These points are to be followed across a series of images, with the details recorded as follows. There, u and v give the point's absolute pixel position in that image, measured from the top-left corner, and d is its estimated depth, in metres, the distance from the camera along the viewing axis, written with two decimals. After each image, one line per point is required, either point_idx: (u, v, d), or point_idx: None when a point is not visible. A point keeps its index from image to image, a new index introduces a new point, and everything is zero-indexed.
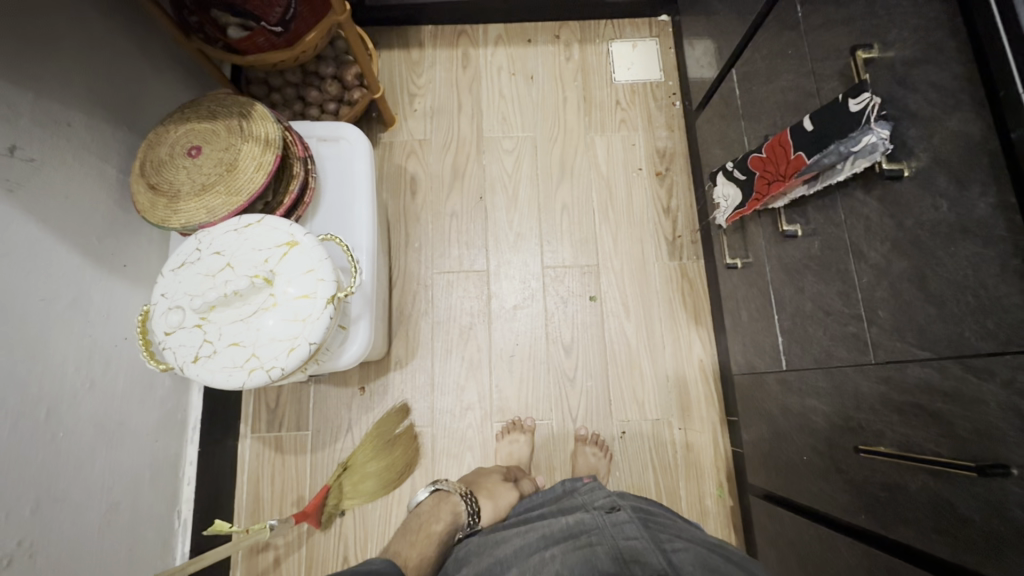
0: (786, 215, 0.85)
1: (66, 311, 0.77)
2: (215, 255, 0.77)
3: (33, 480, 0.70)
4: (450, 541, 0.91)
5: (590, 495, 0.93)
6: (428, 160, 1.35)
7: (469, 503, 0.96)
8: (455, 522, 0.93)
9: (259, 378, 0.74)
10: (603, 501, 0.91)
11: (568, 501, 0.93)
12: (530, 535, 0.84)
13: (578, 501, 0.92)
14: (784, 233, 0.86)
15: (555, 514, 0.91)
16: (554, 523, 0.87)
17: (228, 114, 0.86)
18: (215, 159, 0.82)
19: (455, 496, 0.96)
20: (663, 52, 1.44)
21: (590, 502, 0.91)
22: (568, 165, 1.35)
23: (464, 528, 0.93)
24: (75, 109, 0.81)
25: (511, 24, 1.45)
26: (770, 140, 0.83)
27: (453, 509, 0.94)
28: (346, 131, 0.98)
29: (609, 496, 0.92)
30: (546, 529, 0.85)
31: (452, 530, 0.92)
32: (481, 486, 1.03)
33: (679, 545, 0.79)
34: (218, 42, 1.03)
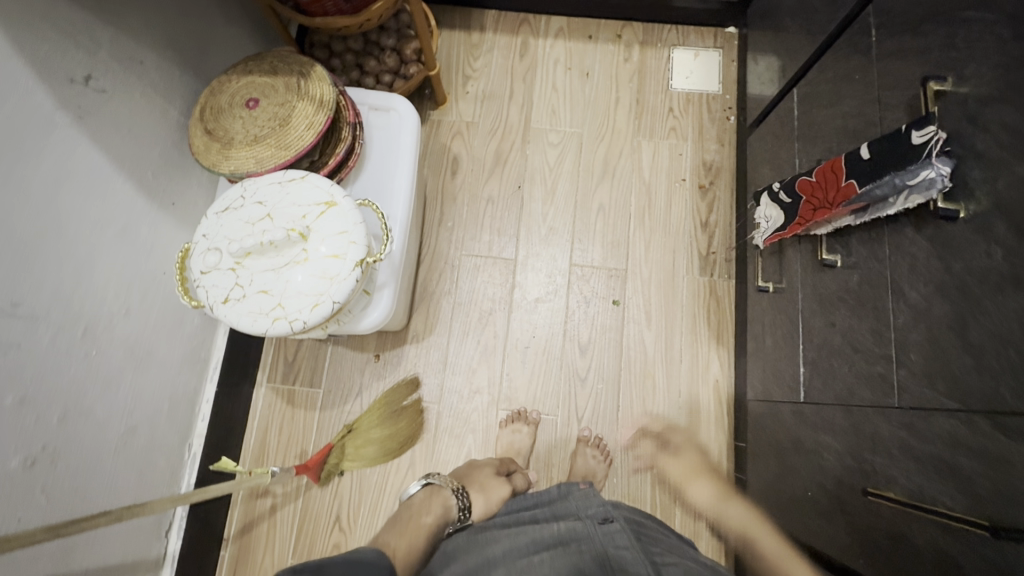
0: (827, 244, 0.83)
1: (114, 238, 0.81)
2: (257, 204, 0.80)
3: (64, 392, 0.74)
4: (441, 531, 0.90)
5: (584, 502, 0.93)
6: (473, 143, 1.35)
7: (460, 496, 0.95)
8: (447, 514, 0.92)
9: (281, 328, 0.76)
10: (597, 510, 0.91)
11: (561, 506, 0.94)
12: (519, 537, 0.85)
13: (572, 507, 0.93)
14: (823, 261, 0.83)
15: (548, 517, 0.91)
16: (545, 527, 0.87)
17: (288, 71, 0.88)
18: (270, 113, 0.84)
19: (446, 491, 0.96)
20: (725, 65, 1.41)
21: (584, 509, 0.91)
22: (611, 166, 1.34)
23: (455, 521, 0.92)
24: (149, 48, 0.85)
25: (575, 19, 1.44)
26: (822, 165, 0.81)
27: (444, 502, 0.94)
28: (398, 103, 1.00)
29: (602, 505, 0.92)
30: (536, 533, 0.86)
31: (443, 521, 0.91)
32: (472, 481, 1.02)
33: (668, 559, 0.79)
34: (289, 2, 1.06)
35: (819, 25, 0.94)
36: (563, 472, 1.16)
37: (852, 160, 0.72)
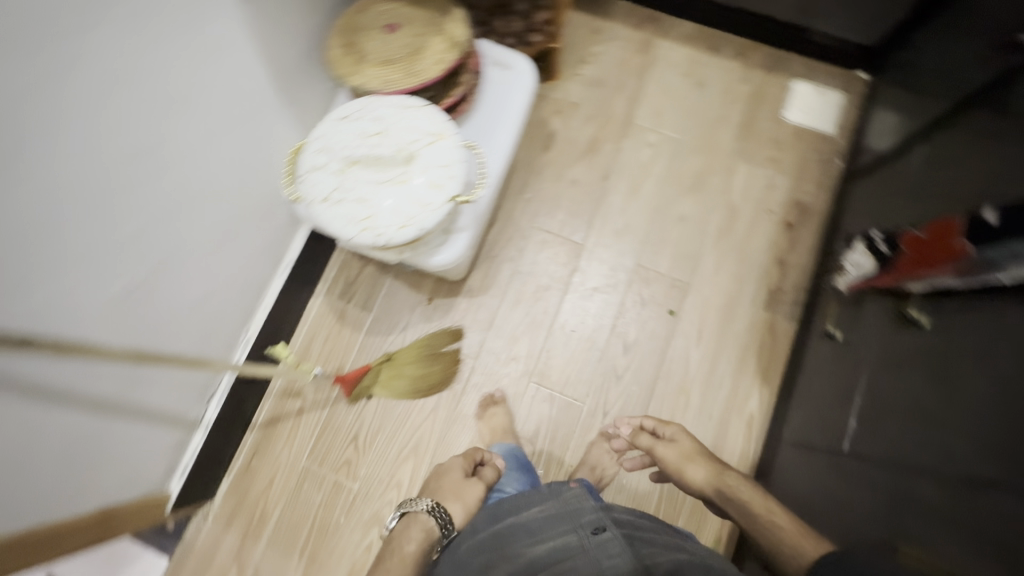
0: (916, 302, 0.80)
1: (241, 120, 0.88)
2: (374, 121, 0.84)
3: (166, 244, 0.81)
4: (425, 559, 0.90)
5: (578, 507, 0.92)
6: (572, 124, 1.37)
7: (437, 515, 0.93)
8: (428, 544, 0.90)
9: (367, 239, 0.80)
10: (587, 518, 0.90)
11: (551, 509, 0.93)
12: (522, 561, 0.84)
13: (562, 510, 0.92)
14: (908, 319, 0.80)
15: (543, 527, 0.89)
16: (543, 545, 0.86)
17: (431, 6, 0.92)
18: (406, 41, 0.88)
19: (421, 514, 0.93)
20: (846, 108, 1.36)
21: (574, 516, 0.91)
22: (702, 180, 1.32)
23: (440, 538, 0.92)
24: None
25: (704, 28, 1.43)
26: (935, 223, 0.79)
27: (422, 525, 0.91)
28: (518, 64, 1.02)
29: (595, 512, 0.91)
30: (532, 552, 0.85)
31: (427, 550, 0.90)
32: (444, 488, 0.99)
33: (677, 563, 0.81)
34: None
35: (965, 83, 0.90)
36: (574, 460, 1.17)
37: (976, 224, 0.70)
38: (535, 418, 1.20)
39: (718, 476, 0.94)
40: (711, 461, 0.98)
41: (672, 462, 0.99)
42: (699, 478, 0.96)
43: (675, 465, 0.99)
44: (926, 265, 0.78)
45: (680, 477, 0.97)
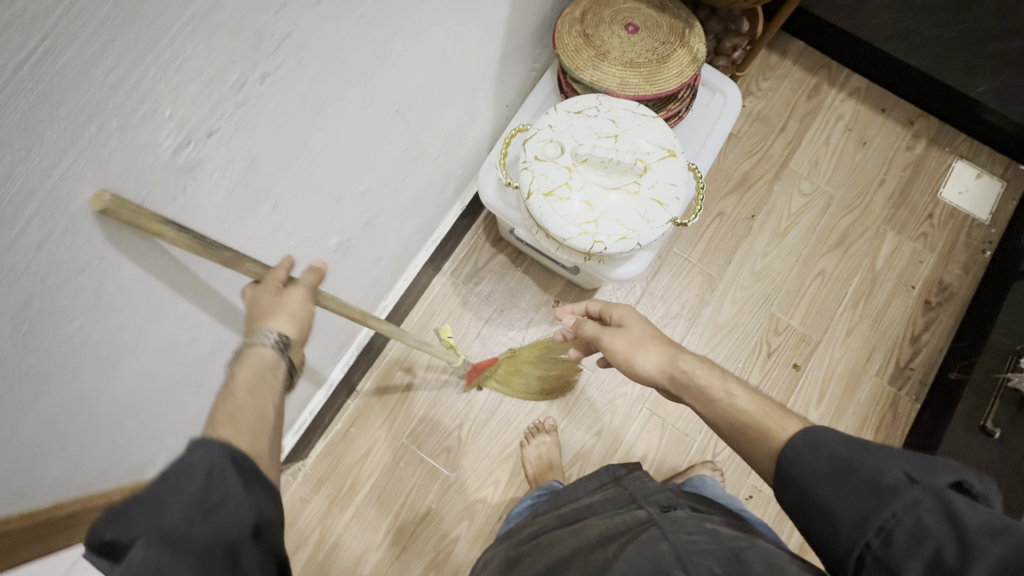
0: None
1: (469, 92, 0.85)
2: (609, 122, 0.81)
3: (378, 204, 0.78)
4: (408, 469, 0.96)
5: (646, 486, 0.81)
6: (727, 154, 1.34)
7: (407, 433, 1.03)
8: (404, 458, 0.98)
9: (583, 243, 0.77)
10: (658, 497, 0.77)
11: (616, 486, 0.85)
12: (595, 526, 0.73)
13: (634, 488, 0.82)
14: None
15: (606, 508, 0.79)
16: (607, 519, 0.74)
17: (675, 14, 0.88)
18: (647, 46, 0.85)
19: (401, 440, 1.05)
20: (1003, 199, 1.34)
21: (647, 494, 0.78)
22: (848, 240, 1.30)
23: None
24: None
25: (875, 87, 1.40)
26: None
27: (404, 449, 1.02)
28: (728, 90, 0.98)
29: (667, 492, 0.78)
30: (601, 526, 0.73)
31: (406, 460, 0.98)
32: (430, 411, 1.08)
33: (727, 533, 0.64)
34: None
35: None
36: None
37: None
38: (642, 445, 1.18)
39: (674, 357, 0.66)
40: (665, 342, 0.68)
41: (618, 350, 0.70)
42: (650, 366, 0.67)
43: (623, 354, 0.69)
44: None
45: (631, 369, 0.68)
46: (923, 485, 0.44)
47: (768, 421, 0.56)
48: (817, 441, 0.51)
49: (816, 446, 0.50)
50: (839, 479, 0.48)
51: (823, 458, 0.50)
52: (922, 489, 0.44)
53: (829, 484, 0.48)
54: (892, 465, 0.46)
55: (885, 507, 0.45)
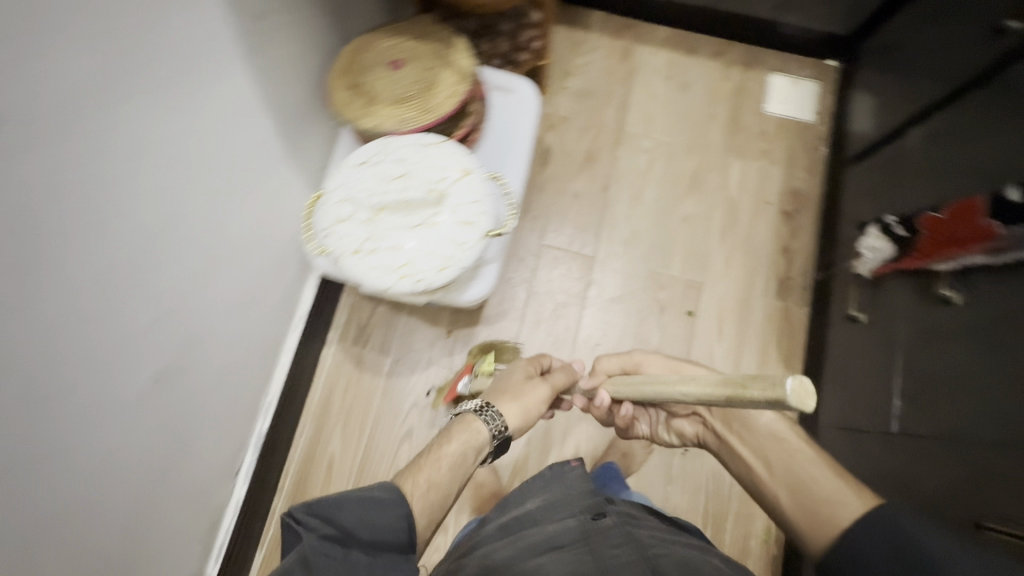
0: (946, 280, 0.82)
1: (251, 175, 0.84)
2: (395, 163, 0.81)
3: (187, 319, 0.77)
4: (467, 469, 0.76)
5: (574, 485, 0.90)
6: (565, 138, 1.37)
7: (491, 420, 0.80)
8: (478, 453, 0.78)
9: (406, 287, 0.77)
10: (586, 501, 0.86)
11: (555, 486, 0.91)
12: (528, 535, 0.80)
13: (565, 489, 0.90)
14: (938, 297, 0.82)
15: (543, 513, 0.85)
16: (544, 524, 0.82)
17: (433, 39, 0.90)
18: (413, 76, 0.86)
19: (467, 416, 0.81)
20: (822, 96, 1.42)
21: (574, 498, 0.87)
22: (699, 180, 1.35)
23: (492, 439, 0.80)
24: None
25: (679, 32, 1.46)
26: (952, 203, 0.81)
27: (470, 429, 0.79)
28: (520, 86, 1.02)
29: (591, 492, 0.88)
30: (532, 538, 0.78)
31: (472, 457, 0.77)
32: (500, 389, 0.87)
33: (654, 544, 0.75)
34: None
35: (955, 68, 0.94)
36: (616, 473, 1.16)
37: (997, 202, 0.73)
38: (572, 439, 1.19)
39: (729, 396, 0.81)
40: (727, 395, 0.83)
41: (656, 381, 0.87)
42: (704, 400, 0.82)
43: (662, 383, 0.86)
44: (938, 245, 0.82)
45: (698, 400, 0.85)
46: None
47: (829, 483, 0.65)
48: (883, 520, 0.58)
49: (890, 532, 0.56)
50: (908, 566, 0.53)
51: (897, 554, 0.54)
52: None
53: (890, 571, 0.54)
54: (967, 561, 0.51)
55: None
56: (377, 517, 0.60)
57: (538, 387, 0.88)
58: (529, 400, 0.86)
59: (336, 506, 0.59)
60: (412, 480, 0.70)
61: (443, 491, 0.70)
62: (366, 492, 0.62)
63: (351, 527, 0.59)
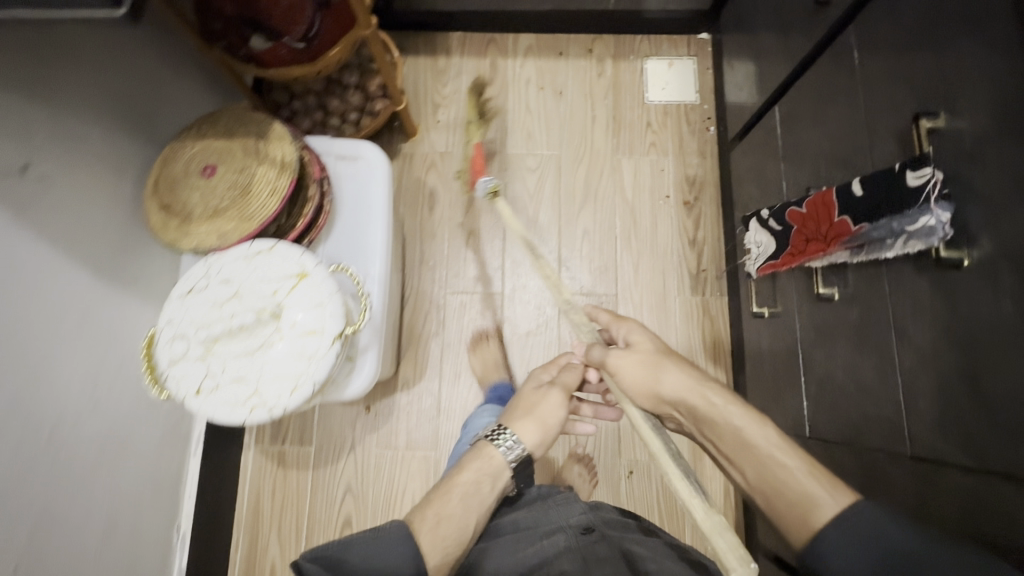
0: (823, 276, 0.78)
1: (73, 330, 0.76)
2: (224, 284, 0.75)
3: (30, 510, 0.70)
4: (488, 496, 0.72)
5: (564, 508, 0.82)
6: (448, 174, 1.32)
7: (509, 446, 0.76)
8: (496, 485, 0.73)
9: (261, 417, 0.71)
10: (577, 516, 0.81)
11: (551, 506, 0.83)
12: (529, 551, 0.74)
13: (559, 510, 0.82)
14: (820, 294, 0.79)
15: (527, 526, 0.79)
16: (540, 543, 0.76)
17: (246, 133, 0.84)
18: (229, 181, 0.80)
19: (482, 447, 0.76)
20: (701, 73, 1.36)
21: (563, 519, 0.80)
22: (593, 188, 1.30)
23: (508, 464, 0.75)
24: (111, 117, 0.82)
25: (544, 35, 1.39)
26: (812, 195, 0.78)
27: (486, 462, 0.74)
28: (365, 150, 0.98)
29: (583, 512, 0.83)
30: (519, 556, 0.73)
31: (488, 487, 0.72)
32: (512, 407, 0.83)
33: (642, 553, 0.75)
34: (241, 51, 0.90)
35: (797, 44, 0.89)
36: None
37: (845, 197, 0.69)
38: None
39: (699, 390, 0.68)
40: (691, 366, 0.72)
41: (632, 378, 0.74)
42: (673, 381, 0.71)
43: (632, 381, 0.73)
44: (806, 245, 0.78)
45: (658, 394, 0.72)
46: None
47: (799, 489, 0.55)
48: (862, 517, 0.51)
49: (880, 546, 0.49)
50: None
51: (872, 551, 0.49)
52: None
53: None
54: None
55: None
56: (384, 556, 0.59)
57: (548, 394, 0.84)
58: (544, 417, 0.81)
59: (343, 550, 0.58)
60: (421, 514, 0.66)
61: (450, 531, 0.65)
62: (373, 534, 0.61)
63: (356, 562, 0.57)
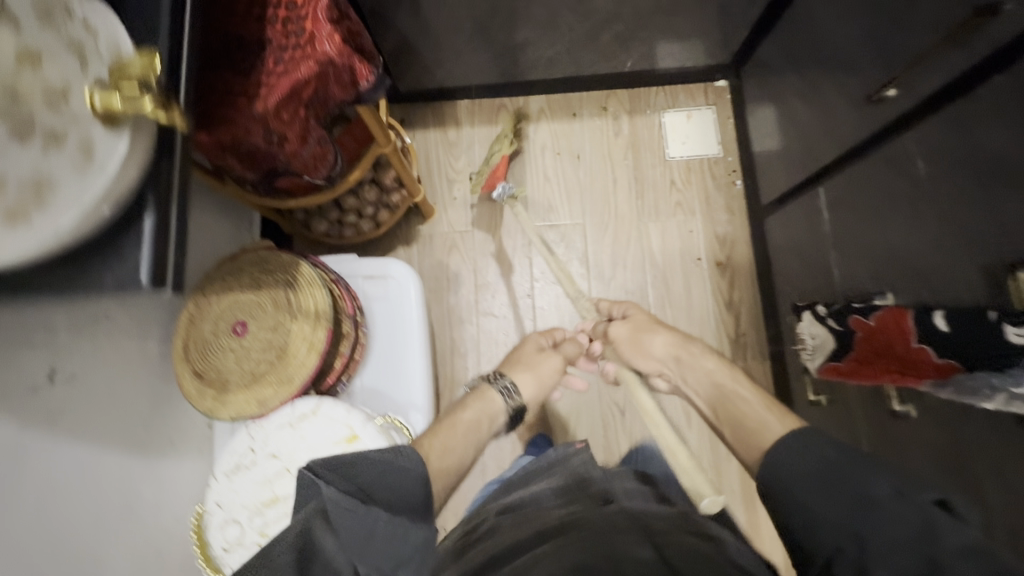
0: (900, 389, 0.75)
1: (121, 518, 0.73)
2: (272, 457, 0.73)
3: None
4: (484, 436, 0.81)
5: (574, 462, 0.82)
6: (470, 254, 1.27)
7: (505, 392, 0.87)
8: (493, 421, 0.84)
9: None
10: (593, 489, 0.69)
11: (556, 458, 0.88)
12: (517, 524, 0.63)
13: (567, 484, 0.73)
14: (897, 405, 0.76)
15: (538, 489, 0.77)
16: (551, 508, 0.66)
17: (273, 281, 0.79)
18: (263, 342, 0.75)
19: (483, 386, 0.88)
20: (722, 123, 1.31)
21: (578, 488, 0.71)
22: (620, 256, 1.26)
23: (506, 409, 0.86)
24: None
25: (555, 95, 1.33)
26: (880, 309, 0.73)
27: (485, 399, 0.85)
28: (393, 269, 0.93)
29: (597, 483, 0.72)
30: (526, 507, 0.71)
31: (486, 428, 0.82)
32: (516, 362, 0.95)
33: (654, 513, 0.60)
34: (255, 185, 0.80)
35: (842, 129, 0.84)
36: None
37: (925, 328, 0.65)
38: None
39: (682, 345, 0.88)
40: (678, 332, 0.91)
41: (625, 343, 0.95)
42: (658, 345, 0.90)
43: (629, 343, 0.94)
44: (875, 360, 0.74)
45: (641, 350, 0.93)
46: (905, 497, 0.46)
47: (757, 420, 0.70)
48: (796, 446, 0.58)
49: (811, 453, 0.56)
50: (827, 485, 0.51)
51: (806, 462, 0.55)
52: (926, 508, 0.45)
53: (805, 481, 0.54)
54: (881, 483, 0.49)
55: (865, 518, 0.46)
56: (400, 482, 0.54)
57: (549, 359, 0.97)
58: (540, 372, 0.94)
59: (350, 464, 0.54)
60: (428, 442, 0.73)
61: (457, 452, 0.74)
62: (387, 457, 0.57)
63: (373, 488, 0.52)
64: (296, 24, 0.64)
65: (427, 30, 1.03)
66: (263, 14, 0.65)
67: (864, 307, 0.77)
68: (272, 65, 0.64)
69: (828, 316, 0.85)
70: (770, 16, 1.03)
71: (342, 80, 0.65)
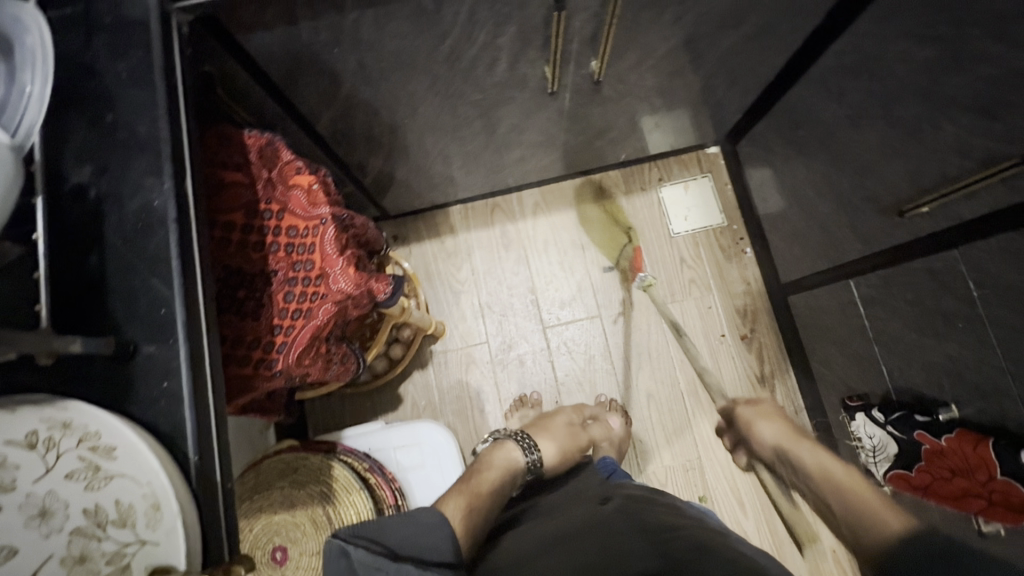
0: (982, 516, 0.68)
1: None
2: None
3: None
4: (507, 498, 0.67)
5: (582, 482, 0.72)
6: (490, 366, 1.21)
7: (528, 451, 0.75)
8: (516, 480, 0.70)
9: None
10: (596, 493, 0.65)
11: (568, 487, 0.71)
12: (524, 542, 0.55)
13: (569, 492, 0.69)
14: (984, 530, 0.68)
15: (550, 507, 0.65)
16: (557, 520, 0.58)
17: (308, 495, 0.73)
18: (309, 570, 0.71)
19: (504, 442, 0.76)
20: (720, 190, 1.28)
21: (579, 495, 0.66)
22: (643, 343, 1.22)
23: (526, 471, 0.73)
24: None
25: (548, 186, 1.29)
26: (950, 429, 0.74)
27: (508, 456, 0.73)
28: (422, 433, 0.87)
29: (600, 490, 0.66)
30: (556, 518, 0.59)
31: (511, 485, 0.69)
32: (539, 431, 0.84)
33: (659, 518, 0.54)
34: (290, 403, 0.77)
35: (870, 230, 0.82)
36: None
37: None
38: None
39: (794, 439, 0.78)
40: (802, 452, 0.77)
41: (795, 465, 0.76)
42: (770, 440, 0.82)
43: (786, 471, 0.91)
44: (952, 478, 0.74)
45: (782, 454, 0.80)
46: None
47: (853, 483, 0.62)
48: None
49: None
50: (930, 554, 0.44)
51: None
52: None
53: None
54: None
55: None
56: (426, 537, 0.48)
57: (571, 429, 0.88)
58: (563, 439, 0.83)
59: (378, 528, 0.48)
60: (447, 501, 0.58)
61: (478, 522, 0.57)
62: (407, 519, 0.50)
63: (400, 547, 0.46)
64: (302, 253, 0.60)
65: (414, 167, 0.97)
66: (261, 241, 0.59)
67: (928, 422, 0.78)
68: (282, 302, 0.59)
69: (886, 423, 0.87)
70: (763, 102, 1.00)
71: (360, 301, 0.62)
